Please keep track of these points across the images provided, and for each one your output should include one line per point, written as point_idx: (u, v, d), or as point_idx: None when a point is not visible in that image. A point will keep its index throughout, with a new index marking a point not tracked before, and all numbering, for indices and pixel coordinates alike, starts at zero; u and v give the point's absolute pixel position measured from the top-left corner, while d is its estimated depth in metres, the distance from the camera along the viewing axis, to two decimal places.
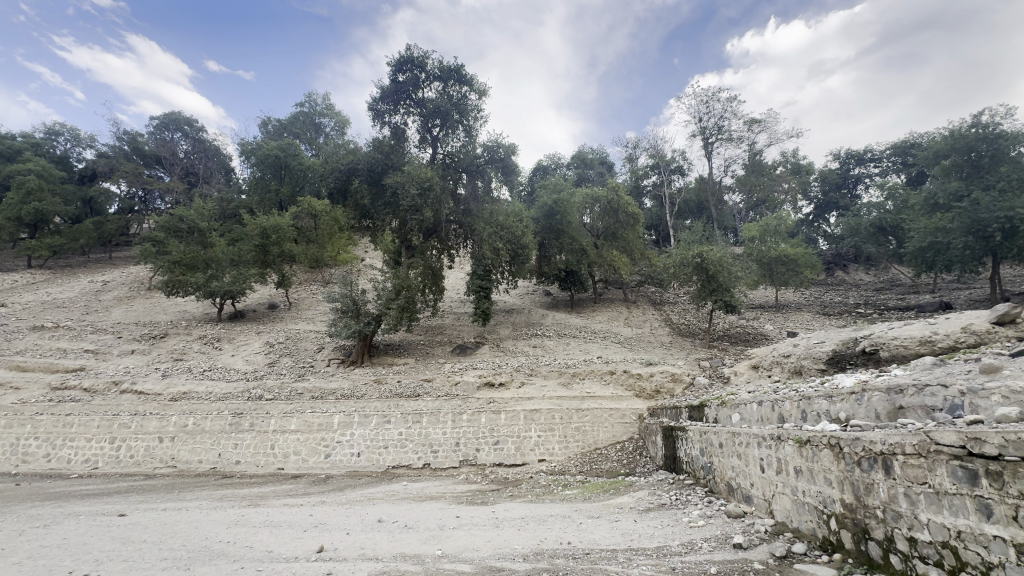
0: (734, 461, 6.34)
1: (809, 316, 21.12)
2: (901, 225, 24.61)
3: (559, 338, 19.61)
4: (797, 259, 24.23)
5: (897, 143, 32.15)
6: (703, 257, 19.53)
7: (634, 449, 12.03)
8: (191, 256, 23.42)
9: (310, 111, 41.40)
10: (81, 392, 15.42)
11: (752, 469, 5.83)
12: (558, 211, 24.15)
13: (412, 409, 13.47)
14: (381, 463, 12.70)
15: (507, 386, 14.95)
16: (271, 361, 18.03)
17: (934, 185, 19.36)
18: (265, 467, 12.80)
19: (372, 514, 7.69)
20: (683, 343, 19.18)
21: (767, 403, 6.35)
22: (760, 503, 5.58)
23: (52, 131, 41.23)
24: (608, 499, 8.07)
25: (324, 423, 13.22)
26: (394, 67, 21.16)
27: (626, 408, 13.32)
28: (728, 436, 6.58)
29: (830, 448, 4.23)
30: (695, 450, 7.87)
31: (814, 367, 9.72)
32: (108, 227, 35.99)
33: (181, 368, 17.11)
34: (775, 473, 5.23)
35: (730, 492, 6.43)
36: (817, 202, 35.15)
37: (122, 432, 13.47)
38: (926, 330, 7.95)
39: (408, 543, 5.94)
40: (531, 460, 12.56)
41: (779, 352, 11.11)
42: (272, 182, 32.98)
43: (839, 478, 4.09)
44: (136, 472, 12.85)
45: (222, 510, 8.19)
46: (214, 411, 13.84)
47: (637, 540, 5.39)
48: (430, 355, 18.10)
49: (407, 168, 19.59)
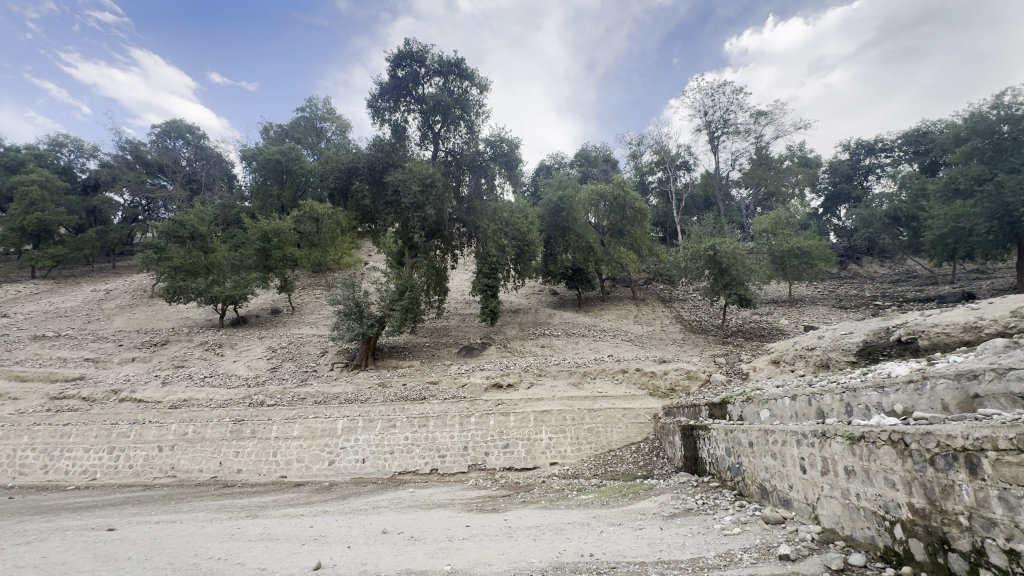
0: (768, 461, 5.79)
1: (825, 311, 20.45)
2: (917, 215, 23.93)
3: (567, 337, 19.08)
4: (810, 252, 23.59)
5: (909, 132, 31.37)
6: (715, 250, 18.91)
7: (650, 450, 11.45)
8: (192, 261, 23.15)
9: (311, 115, 41.20)
10: (80, 401, 15.08)
11: (790, 469, 5.29)
12: (563, 208, 23.64)
13: (418, 412, 12.99)
14: (386, 469, 12.20)
15: (515, 387, 14.47)
16: (273, 366, 17.63)
17: (954, 171, 18.71)
18: (267, 475, 12.35)
19: (376, 524, 7.21)
20: (696, 339, 18.62)
21: (801, 397, 5.78)
22: (802, 507, 5.04)
23: (56, 143, 41.33)
24: (628, 504, 7.52)
25: (327, 429, 12.77)
26: (393, 63, 20.69)
27: (640, 407, 12.74)
28: (759, 435, 6.04)
29: (892, 445, 3.69)
30: (719, 450, 7.32)
31: (844, 359, 9.18)
32: (111, 236, 35.88)
33: (181, 375, 16.74)
34: (820, 474, 4.69)
35: (764, 496, 5.89)
36: (827, 194, 34.46)
37: (120, 442, 13.08)
38: (970, 316, 7.42)
39: (414, 557, 5.42)
40: (543, 463, 12.01)
41: (802, 345, 10.56)
42: (273, 188, 32.80)
43: (905, 479, 3.56)
44: (135, 483, 12.43)
45: (219, 523, 7.70)
46: (214, 418, 13.42)
47: (667, 552, 4.87)
48: (435, 357, 17.65)
49: (408, 165, 19.12)
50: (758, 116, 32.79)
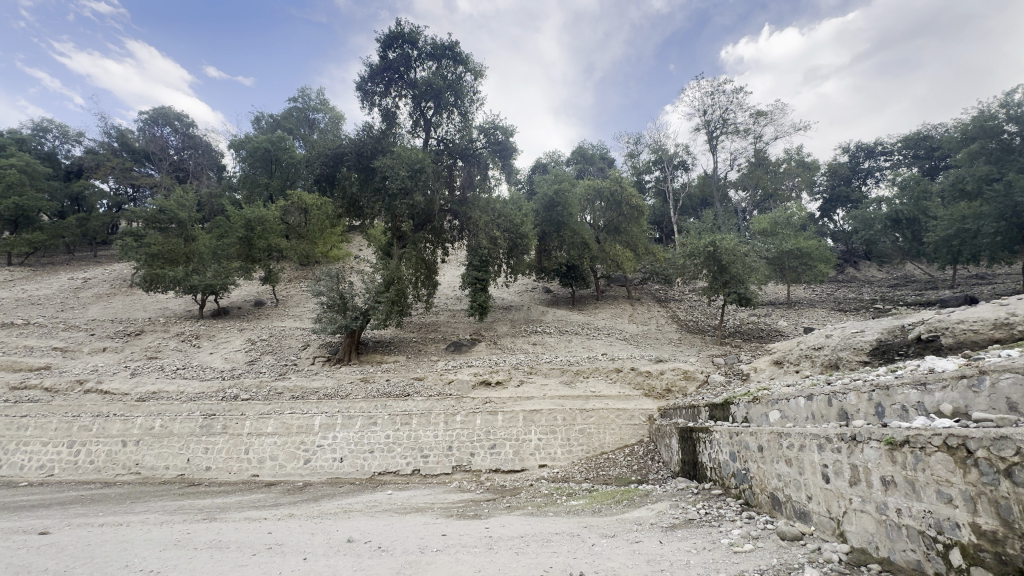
0: (781, 468, 5.14)
1: (825, 313, 19.93)
2: (919, 218, 23.51)
3: (560, 335, 18.44)
4: (810, 253, 23.11)
5: (908, 136, 31.13)
6: (716, 246, 18.32)
7: (644, 454, 10.80)
8: (171, 249, 22.17)
9: (303, 105, 40.19)
10: (42, 392, 14.19)
11: (808, 478, 4.66)
12: (558, 203, 22.88)
13: (401, 410, 12.29)
14: (365, 469, 11.44)
15: (504, 385, 13.78)
16: (251, 358, 16.83)
17: (959, 171, 18.27)
18: (238, 473, 11.56)
19: (341, 531, 6.47)
20: (693, 339, 18.05)
21: (819, 396, 5.16)
22: (822, 520, 4.41)
23: (40, 127, 39.94)
24: (622, 512, 6.85)
25: (304, 426, 12.01)
26: (383, 45, 19.89)
27: (635, 408, 12.07)
28: (771, 438, 5.39)
29: (949, 452, 3.11)
30: (722, 454, 6.67)
31: (855, 359, 8.61)
32: (92, 224, 34.69)
33: (152, 366, 15.89)
34: (849, 485, 4.07)
35: (775, 506, 5.25)
36: (825, 197, 34.09)
37: (82, 435, 12.24)
38: (1000, 313, 6.85)
39: (378, 573, 4.67)
40: (531, 465, 11.31)
41: (808, 345, 9.99)
42: (262, 177, 31.92)
43: (968, 494, 2.98)
44: (95, 480, 11.56)
45: (167, 528, 6.92)
46: (184, 412, 12.61)
47: (671, 572, 4.16)
48: (422, 352, 16.92)
49: (396, 150, 18.35)
50: (757, 116, 32.35)
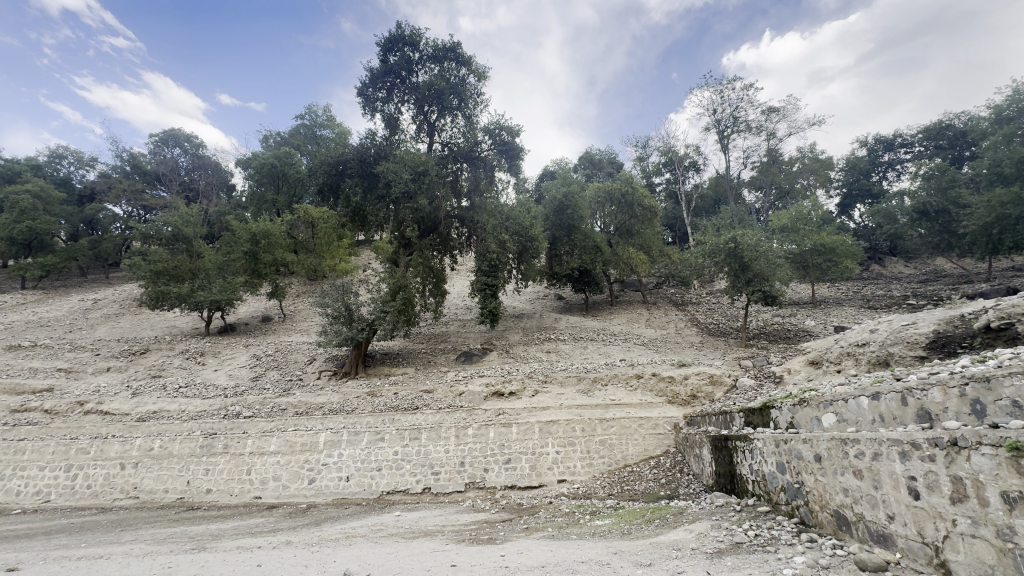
0: (848, 481, 4.33)
1: (854, 311, 18.87)
2: (949, 210, 22.34)
3: (574, 341, 17.66)
4: (835, 249, 22.15)
5: (929, 126, 30.15)
6: (736, 243, 17.42)
7: (672, 466, 9.90)
8: (176, 265, 21.85)
9: (310, 122, 40.35)
10: (41, 414, 13.72)
11: (889, 493, 3.84)
12: (568, 206, 22.14)
13: (410, 424, 11.58)
14: (372, 489, 10.69)
15: (518, 395, 13.04)
16: (256, 375, 16.28)
17: (994, 155, 17.31)
18: (238, 496, 10.86)
19: (340, 563, 5.70)
20: (716, 342, 17.16)
21: (890, 395, 4.36)
22: (912, 546, 3.60)
23: (55, 154, 40.44)
24: (656, 534, 6.02)
25: (308, 443, 11.35)
26: (383, 49, 19.60)
27: (659, 416, 11.18)
28: (832, 446, 4.55)
29: None
30: (769, 466, 5.80)
31: (909, 355, 7.81)
32: (103, 246, 34.78)
33: (155, 386, 15.38)
34: (952, 504, 3.28)
35: (843, 527, 4.43)
36: (844, 193, 33.04)
37: (79, 459, 11.69)
38: None
39: None
40: (550, 481, 10.45)
41: (851, 342, 9.18)
42: (268, 192, 31.94)
43: None
44: (91, 506, 10.96)
45: (148, 561, 6.22)
46: (184, 431, 12.01)
47: None
48: (432, 363, 16.25)
49: (400, 154, 17.91)
50: (769, 113, 31.53)
